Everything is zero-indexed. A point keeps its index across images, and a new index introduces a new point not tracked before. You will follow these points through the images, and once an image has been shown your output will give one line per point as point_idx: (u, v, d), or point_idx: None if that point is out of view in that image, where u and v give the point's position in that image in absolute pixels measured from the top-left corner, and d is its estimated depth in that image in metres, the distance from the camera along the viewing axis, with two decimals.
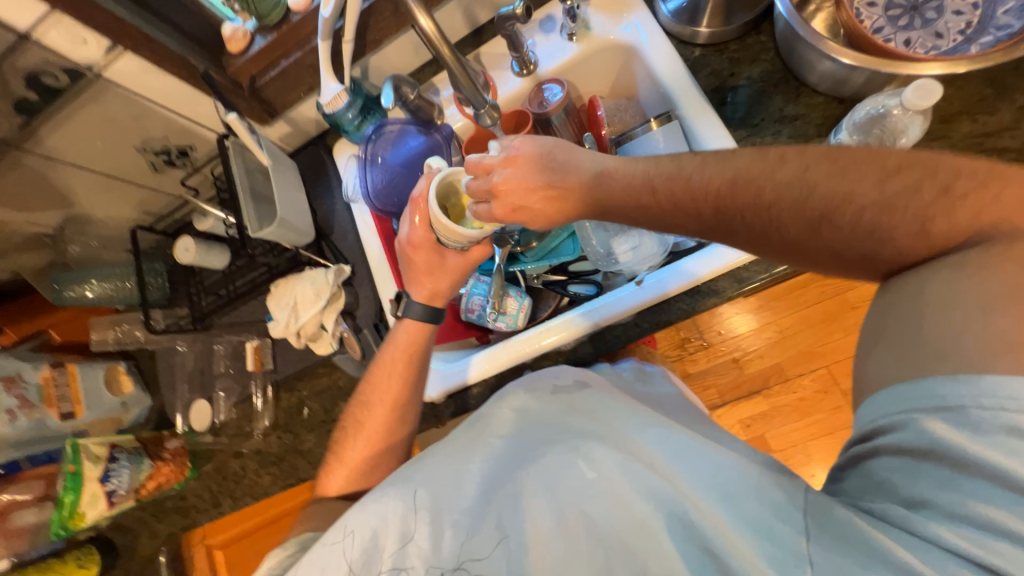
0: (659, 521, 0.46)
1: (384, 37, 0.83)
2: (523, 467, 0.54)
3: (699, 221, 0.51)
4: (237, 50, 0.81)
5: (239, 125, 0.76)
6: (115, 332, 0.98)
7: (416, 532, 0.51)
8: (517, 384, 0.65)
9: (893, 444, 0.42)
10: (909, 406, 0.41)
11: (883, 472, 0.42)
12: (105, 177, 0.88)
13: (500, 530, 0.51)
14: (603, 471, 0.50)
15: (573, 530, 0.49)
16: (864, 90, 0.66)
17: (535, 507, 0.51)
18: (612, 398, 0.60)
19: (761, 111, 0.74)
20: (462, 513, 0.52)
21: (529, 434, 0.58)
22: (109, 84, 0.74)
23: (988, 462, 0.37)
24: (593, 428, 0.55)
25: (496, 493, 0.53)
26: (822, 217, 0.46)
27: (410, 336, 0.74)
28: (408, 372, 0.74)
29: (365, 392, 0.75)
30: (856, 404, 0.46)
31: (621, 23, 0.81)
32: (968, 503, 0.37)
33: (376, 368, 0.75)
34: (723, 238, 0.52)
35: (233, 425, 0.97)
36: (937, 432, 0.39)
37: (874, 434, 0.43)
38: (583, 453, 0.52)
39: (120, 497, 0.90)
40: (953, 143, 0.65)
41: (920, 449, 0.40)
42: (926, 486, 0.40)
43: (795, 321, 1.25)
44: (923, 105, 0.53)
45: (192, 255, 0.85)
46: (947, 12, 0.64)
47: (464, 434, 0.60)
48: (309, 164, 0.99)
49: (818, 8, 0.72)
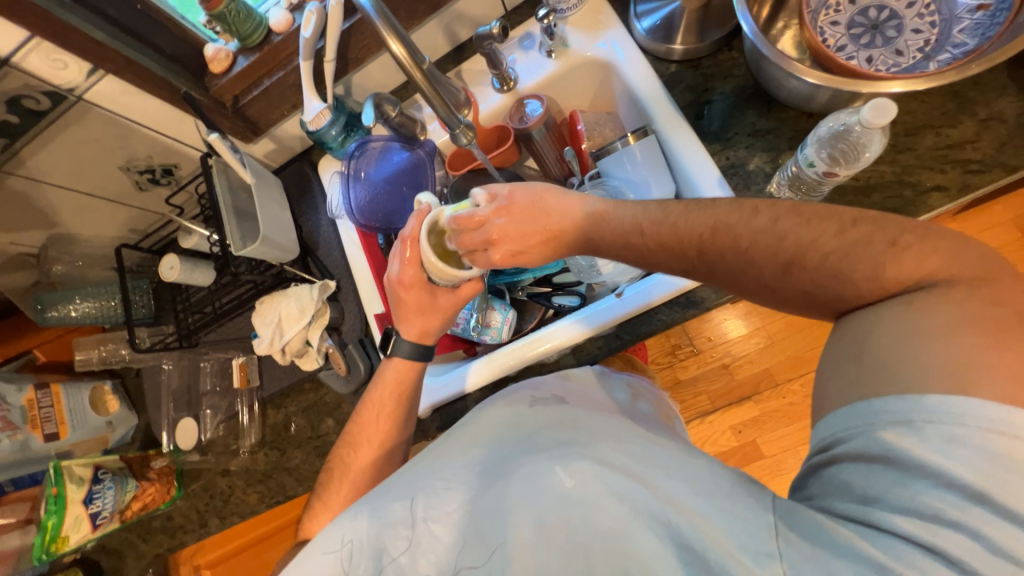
0: (640, 525, 0.44)
1: (365, 56, 0.85)
2: (500, 478, 0.52)
3: (682, 260, 0.55)
4: (219, 71, 0.81)
5: (220, 144, 0.76)
6: (101, 351, 0.98)
7: (394, 548, 0.52)
8: (497, 398, 0.66)
9: (851, 451, 0.41)
10: (861, 419, 0.41)
11: (842, 475, 0.42)
12: (89, 197, 0.88)
13: (485, 544, 0.49)
14: (579, 479, 0.48)
15: (553, 540, 0.47)
16: (831, 105, 0.68)
17: (514, 518, 0.48)
18: (587, 411, 0.59)
19: (735, 125, 0.76)
20: (440, 525, 0.52)
21: (507, 446, 0.57)
22: (90, 106, 0.74)
23: (933, 465, 0.37)
24: (571, 437, 0.53)
25: (476, 504, 0.52)
26: (791, 260, 0.48)
27: (398, 374, 0.74)
28: (397, 413, 0.73)
29: (353, 432, 0.74)
30: (816, 419, 0.46)
31: (598, 40, 0.83)
32: (917, 498, 0.37)
33: (363, 407, 0.74)
34: (704, 277, 0.55)
35: (220, 442, 0.97)
36: (884, 434, 0.40)
37: (833, 443, 0.43)
38: (560, 460, 0.50)
39: (104, 519, 0.90)
40: (919, 155, 0.66)
41: (875, 454, 0.40)
42: (882, 487, 0.39)
43: (782, 327, 1.27)
44: (880, 122, 0.55)
45: (176, 273, 0.84)
46: (907, 30, 0.67)
47: (444, 445, 0.61)
48: (294, 180, 1.00)
49: (785, 25, 0.75)
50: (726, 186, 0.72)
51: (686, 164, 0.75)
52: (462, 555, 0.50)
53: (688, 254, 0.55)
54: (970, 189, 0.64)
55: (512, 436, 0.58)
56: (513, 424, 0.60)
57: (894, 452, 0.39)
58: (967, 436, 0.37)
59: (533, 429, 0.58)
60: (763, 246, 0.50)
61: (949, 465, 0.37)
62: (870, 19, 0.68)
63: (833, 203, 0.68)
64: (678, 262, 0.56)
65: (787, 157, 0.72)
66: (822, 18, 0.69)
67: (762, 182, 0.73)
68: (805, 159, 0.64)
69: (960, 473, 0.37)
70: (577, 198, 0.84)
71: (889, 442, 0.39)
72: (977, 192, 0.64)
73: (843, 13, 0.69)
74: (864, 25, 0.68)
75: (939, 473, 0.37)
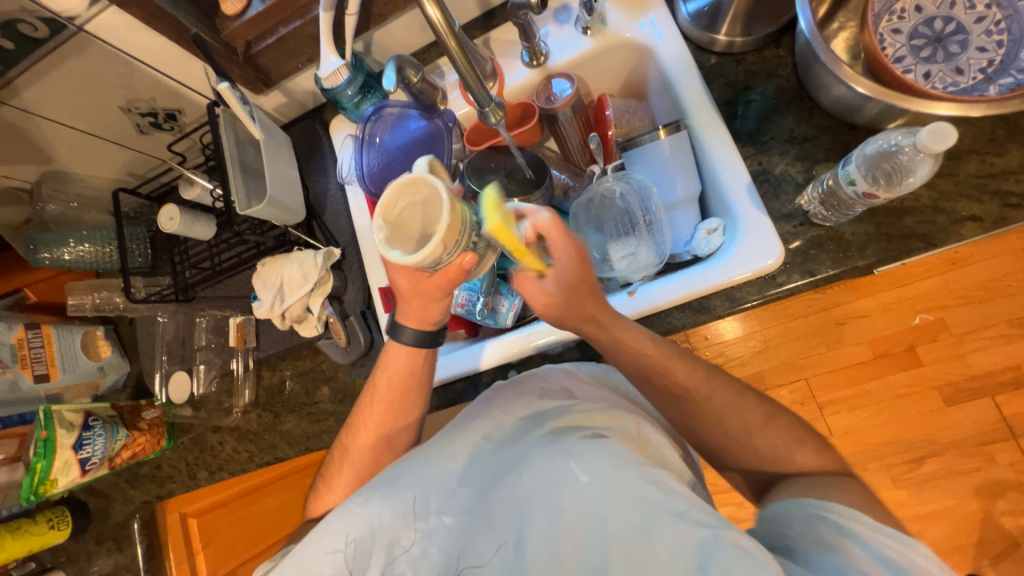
0: (653, 519, 0.47)
1: (390, 12, 0.79)
2: (513, 472, 0.56)
3: (690, 376, 0.64)
4: (232, 13, 0.75)
5: (230, 95, 0.71)
6: (93, 298, 0.97)
7: (405, 538, 0.57)
8: (508, 386, 0.68)
9: (796, 521, 0.49)
10: (814, 506, 0.49)
11: (793, 536, 0.47)
12: (86, 135, 0.84)
13: (500, 537, 0.54)
14: (594, 473, 0.51)
15: (568, 534, 0.51)
16: (878, 120, 0.65)
17: (531, 510, 0.53)
18: (596, 402, 0.62)
19: (771, 129, 0.73)
20: (453, 516, 0.57)
21: (516, 438, 0.60)
22: (92, 38, 0.69)
23: (865, 538, 0.45)
24: (584, 431, 0.56)
25: (489, 497, 0.56)
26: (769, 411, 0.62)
27: (400, 362, 0.71)
28: (389, 399, 0.72)
29: (352, 417, 0.74)
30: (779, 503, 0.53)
31: (639, 20, 0.78)
32: (849, 553, 0.43)
33: (365, 397, 0.73)
34: (698, 404, 0.63)
35: (213, 399, 0.96)
36: (829, 517, 0.47)
37: (787, 517, 0.50)
38: (574, 455, 0.53)
39: (93, 465, 0.89)
40: (959, 182, 0.64)
41: (819, 522, 0.47)
42: (821, 540, 0.45)
43: (779, 333, 1.20)
44: (937, 148, 0.52)
45: (176, 225, 0.81)
46: (971, 47, 0.63)
47: (451, 432, 0.63)
48: (303, 138, 0.95)
49: (841, 26, 0.71)
50: (755, 194, 0.69)
51: (716, 167, 0.72)
52: (473, 551, 0.54)
53: (698, 376, 0.64)
54: (1005, 223, 0.62)
55: (521, 428, 0.60)
56: (520, 415, 0.62)
57: (838, 525, 0.46)
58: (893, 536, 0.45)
59: (543, 420, 0.60)
60: (748, 405, 0.62)
61: (879, 543, 0.44)
62: (933, 31, 0.65)
63: (862, 222, 0.66)
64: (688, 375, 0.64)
65: (822, 169, 0.70)
66: (883, 25, 0.66)
67: (792, 192, 0.70)
68: (844, 175, 0.61)
69: (881, 548, 0.43)
70: (598, 188, 0.81)
71: (835, 526, 0.46)
72: (1011, 227, 0.62)
73: (907, 21, 0.66)
74: (927, 37, 0.65)
75: (875, 548, 0.43)
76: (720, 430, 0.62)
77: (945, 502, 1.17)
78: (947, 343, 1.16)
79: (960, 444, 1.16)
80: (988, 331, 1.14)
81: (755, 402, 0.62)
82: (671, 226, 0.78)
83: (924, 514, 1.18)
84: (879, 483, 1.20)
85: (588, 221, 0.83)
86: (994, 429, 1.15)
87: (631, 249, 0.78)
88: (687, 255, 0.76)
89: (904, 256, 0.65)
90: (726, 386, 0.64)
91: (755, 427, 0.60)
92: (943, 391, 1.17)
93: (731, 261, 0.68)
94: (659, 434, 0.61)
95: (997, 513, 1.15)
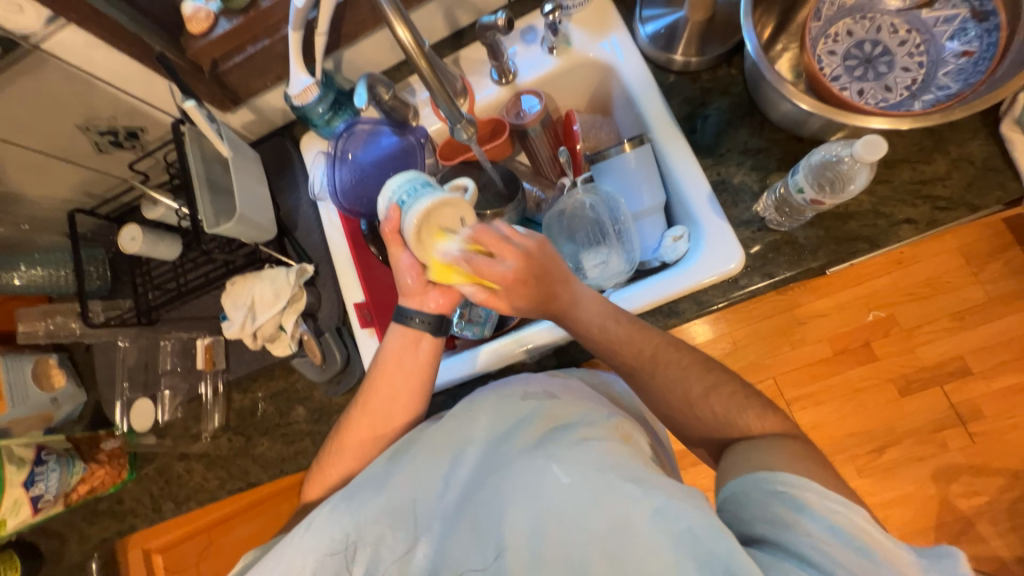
0: (634, 519, 0.49)
1: (360, 32, 0.81)
2: (497, 477, 0.58)
3: (634, 359, 0.66)
4: (198, 32, 0.75)
5: (196, 113, 0.71)
6: (47, 324, 0.90)
7: (390, 538, 0.58)
8: (488, 388, 0.67)
9: (755, 495, 0.51)
10: (768, 483, 0.51)
11: (754, 518, 0.50)
12: (38, 154, 0.80)
13: (483, 540, 0.55)
14: (576, 476, 0.54)
15: (551, 533, 0.52)
16: (821, 133, 0.70)
17: (513, 513, 0.54)
18: (578, 402, 0.64)
19: (727, 141, 0.77)
20: (439, 519, 0.59)
21: (498, 444, 0.61)
22: (48, 56, 0.67)
23: (818, 509, 0.48)
24: (567, 434, 0.59)
25: (471, 499, 0.58)
26: (715, 388, 0.63)
27: (404, 351, 0.71)
28: (387, 410, 0.70)
29: (343, 427, 0.72)
30: (735, 472, 0.55)
31: (601, 40, 0.83)
32: (809, 532, 0.47)
33: (358, 412, 0.71)
34: (645, 378, 0.66)
35: (180, 425, 0.92)
36: (784, 493, 0.50)
37: (742, 491, 0.53)
38: (558, 459, 0.56)
39: (46, 503, 0.85)
40: (895, 188, 0.70)
41: (777, 496, 0.50)
42: (780, 524, 0.48)
43: (748, 334, 1.26)
44: (870, 159, 0.57)
45: (138, 245, 0.78)
46: (897, 67, 0.70)
47: (434, 435, 0.63)
48: (272, 156, 0.95)
49: (784, 47, 0.76)
50: (716, 204, 0.73)
51: (679, 177, 0.76)
52: (459, 554, 0.56)
53: (642, 355, 0.66)
54: (937, 224, 0.68)
55: (504, 431, 0.62)
56: (503, 418, 0.63)
57: (793, 500, 0.49)
58: (840, 502, 0.48)
59: (526, 421, 0.62)
60: (687, 379, 0.64)
61: (831, 512, 0.47)
62: (864, 53, 0.71)
63: (813, 227, 0.71)
64: (632, 359, 0.66)
65: (775, 178, 0.74)
66: (821, 47, 0.72)
67: (749, 200, 0.75)
68: (794, 183, 0.66)
69: (836, 519, 0.47)
70: (569, 201, 0.85)
71: (790, 502, 0.49)
72: (942, 228, 0.68)
73: (841, 44, 0.72)
74: (858, 58, 0.71)
75: (826, 520, 0.47)
76: (696, 428, 0.64)
77: (906, 489, 1.23)
78: (899, 337, 1.24)
79: (916, 432, 1.23)
80: (932, 324, 1.23)
81: (694, 375, 0.65)
82: (640, 235, 0.82)
83: (888, 502, 1.24)
84: (847, 475, 1.25)
85: (561, 230, 0.86)
86: (944, 417, 1.23)
87: (603, 257, 0.82)
88: (656, 262, 0.80)
89: (852, 256, 0.70)
90: (670, 370, 0.66)
91: (696, 396, 0.63)
92: (898, 383, 1.25)
93: (694, 267, 0.71)
94: (636, 428, 0.64)
95: (952, 495, 1.22)
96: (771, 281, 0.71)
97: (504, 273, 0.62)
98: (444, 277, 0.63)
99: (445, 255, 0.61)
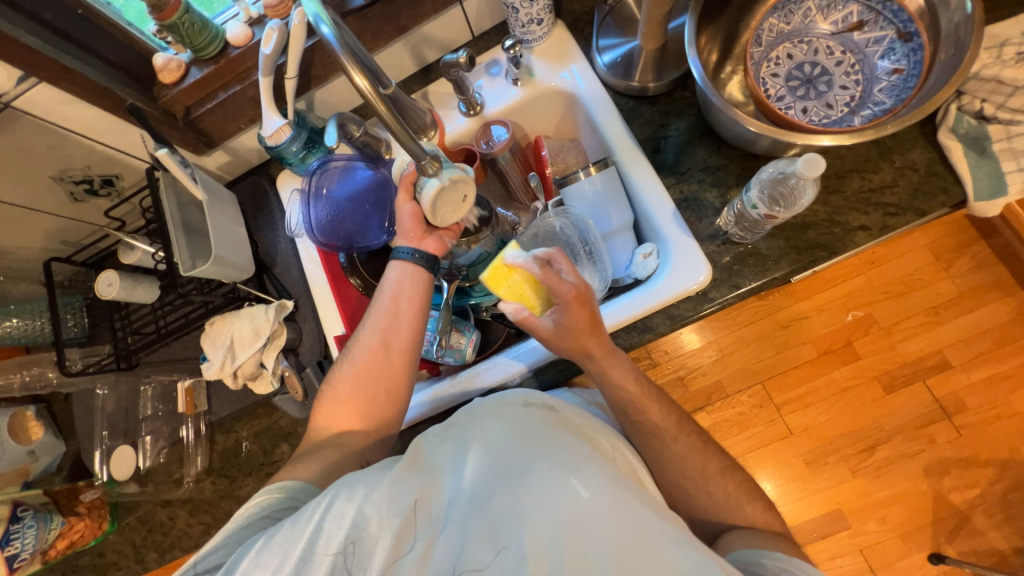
0: (648, 539, 0.50)
1: (328, 73, 0.84)
2: (514, 482, 0.55)
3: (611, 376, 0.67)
4: (169, 81, 0.77)
5: (169, 161, 0.73)
6: (22, 376, 0.89)
7: (395, 539, 0.56)
8: (495, 397, 0.67)
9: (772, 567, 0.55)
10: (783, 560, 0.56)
11: None
12: (12, 206, 0.81)
13: (499, 542, 0.53)
14: (594, 491, 0.53)
15: (569, 545, 0.51)
16: (772, 150, 0.73)
17: (530, 523, 0.52)
18: (584, 424, 0.65)
19: (688, 160, 0.81)
20: (452, 522, 0.57)
21: (511, 446, 0.59)
22: (21, 112, 0.69)
23: None
24: (581, 450, 0.58)
25: (485, 505, 0.55)
26: None
27: (404, 280, 0.77)
28: (388, 353, 0.74)
29: (344, 363, 0.76)
30: (750, 547, 0.60)
31: (562, 70, 0.87)
32: None
33: (358, 346, 0.75)
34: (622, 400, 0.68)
35: (161, 471, 0.90)
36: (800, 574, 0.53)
37: (761, 560, 0.57)
38: (577, 472, 0.55)
39: (22, 562, 0.85)
40: (846, 198, 0.73)
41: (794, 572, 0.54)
42: None
43: (733, 339, 1.30)
44: (811, 175, 0.60)
45: (115, 290, 0.78)
46: (836, 86, 0.74)
47: (448, 444, 0.63)
48: (250, 194, 0.96)
49: (733, 70, 0.81)
50: (680, 220, 0.76)
51: (644, 197, 0.79)
52: (470, 554, 0.53)
53: (616, 376, 0.68)
54: (889, 230, 0.71)
55: (518, 433, 0.60)
56: (516, 424, 0.61)
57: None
58: None
59: (542, 428, 0.61)
60: None
61: None
62: (805, 74, 0.76)
63: (774, 238, 0.74)
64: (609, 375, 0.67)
65: (735, 193, 0.77)
66: (764, 70, 0.76)
67: (712, 216, 0.78)
68: (748, 200, 0.69)
69: None
70: (541, 224, 0.86)
71: None
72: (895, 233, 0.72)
73: (783, 66, 0.76)
74: (800, 78, 0.76)
75: None
76: None
77: (900, 487, 1.24)
78: (877, 335, 1.27)
79: (902, 429, 1.25)
80: (908, 321, 1.27)
81: None
82: (611, 253, 0.84)
83: (885, 501, 1.24)
84: (840, 476, 1.26)
85: None
86: (929, 412, 1.25)
87: None
88: (629, 278, 0.82)
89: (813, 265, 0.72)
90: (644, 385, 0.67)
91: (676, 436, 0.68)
92: (883, 380, 1.27)
93: (663, 282, 0.73)
94: (633, 449, 0.68)
95: (945, 490, 1.23)
96: (740, 293, 0.73)
97: (568, 287, 0.64)
98: (496, 281, 0.67)
99: (512, 261, 0.66)
